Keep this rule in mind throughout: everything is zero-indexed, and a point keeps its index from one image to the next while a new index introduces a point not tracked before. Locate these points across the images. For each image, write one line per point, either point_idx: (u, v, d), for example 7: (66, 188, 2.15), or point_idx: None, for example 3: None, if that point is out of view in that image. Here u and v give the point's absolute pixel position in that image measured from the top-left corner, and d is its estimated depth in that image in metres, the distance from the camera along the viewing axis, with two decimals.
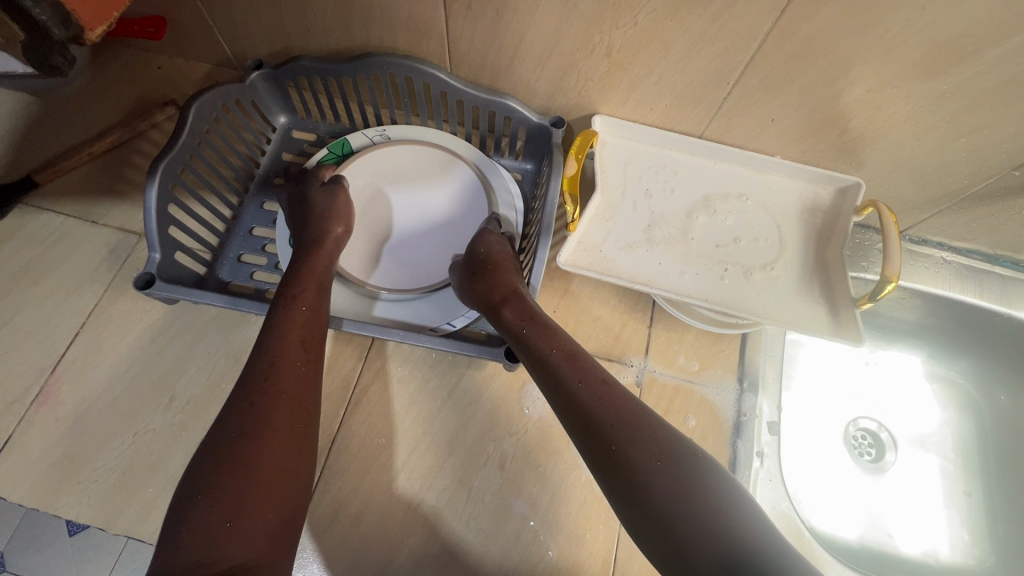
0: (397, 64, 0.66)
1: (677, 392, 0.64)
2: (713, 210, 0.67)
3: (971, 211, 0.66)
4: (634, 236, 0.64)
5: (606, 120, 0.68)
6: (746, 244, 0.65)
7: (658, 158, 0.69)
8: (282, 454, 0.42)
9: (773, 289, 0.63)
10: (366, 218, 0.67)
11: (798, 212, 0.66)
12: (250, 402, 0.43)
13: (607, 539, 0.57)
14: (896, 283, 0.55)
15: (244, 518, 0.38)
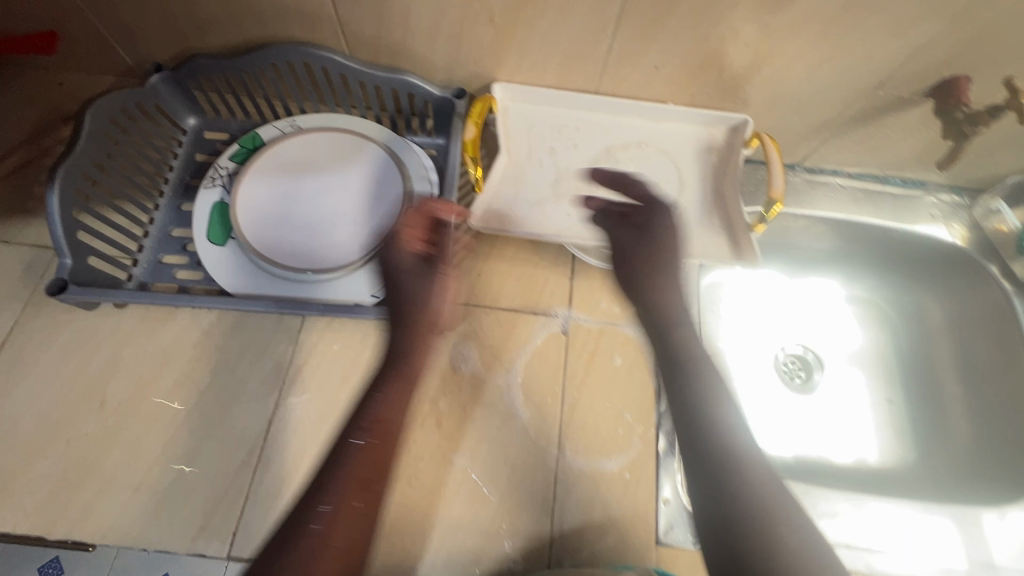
0: (292, 51, 0.67)
1: (601, 334, 0.68)
2: (615, 160, 0.71)
3: (848, 134, 0.72)
4: (541, 193, 0.69)
5: (505, 86, 0.70)
6: (648, 188, 0.69)
7: (562, 117, 0.72)
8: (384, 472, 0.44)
9: (675, 226, 0.68)
10: (280, 206, 0.68)
11: (693, 154, 0.71)
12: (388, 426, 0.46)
13: (544, 480, 0.60)
14: (779, 203, 0.61)
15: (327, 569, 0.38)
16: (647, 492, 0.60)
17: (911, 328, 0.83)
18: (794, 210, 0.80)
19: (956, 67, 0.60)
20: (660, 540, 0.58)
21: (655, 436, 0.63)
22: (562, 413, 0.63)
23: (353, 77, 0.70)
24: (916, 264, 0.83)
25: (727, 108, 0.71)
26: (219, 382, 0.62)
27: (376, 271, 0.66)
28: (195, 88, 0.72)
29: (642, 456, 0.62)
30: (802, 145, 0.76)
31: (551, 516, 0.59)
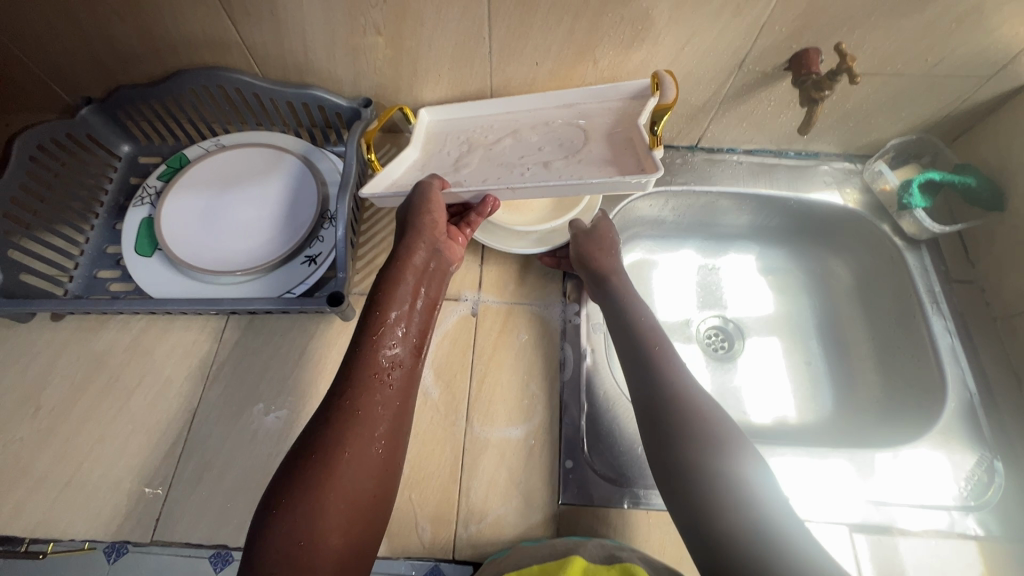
0: (204, 76, 0.73)
1: (508, 314, 0.72)
2: (522, 137, 0.72)
3: (731, 110, 0.77)
4: (442, 170, 0.70)
5: (429, 110, 0.77)
6: (552, 150, 0.69)
7: (480, 121, 0.77)
8: (371, 472, 0.47)
9: (573, 167, 0.64)
10: (210, 218, 0.74)
11: (601, 120, 0.71)
12: (354, 418, 0.48)
13: (451, 451, 0.63)
14: (671, 106, 0.59)
15: (315, 540, 0.42)
16: (550, 455, 0.63)
17: (820, 292, 0.87)
18: (697, 186, 0.84)
19: (803, 41, 0.65)
20: (562, 498, 0.61)
21: (559, 403, 0.66)
22: (471, 388, 0.67)
23: (266, 95, 0.76)
24: (819, 231, 0.87)
25: None
26: (148, 382, 0.67)
27: (291, 270, 0.71)
28: (126, 118, 0.79)
29: (545, 423, 0.65)
30: (692, 126, 0.81)
31: (459, 484, 0.62)
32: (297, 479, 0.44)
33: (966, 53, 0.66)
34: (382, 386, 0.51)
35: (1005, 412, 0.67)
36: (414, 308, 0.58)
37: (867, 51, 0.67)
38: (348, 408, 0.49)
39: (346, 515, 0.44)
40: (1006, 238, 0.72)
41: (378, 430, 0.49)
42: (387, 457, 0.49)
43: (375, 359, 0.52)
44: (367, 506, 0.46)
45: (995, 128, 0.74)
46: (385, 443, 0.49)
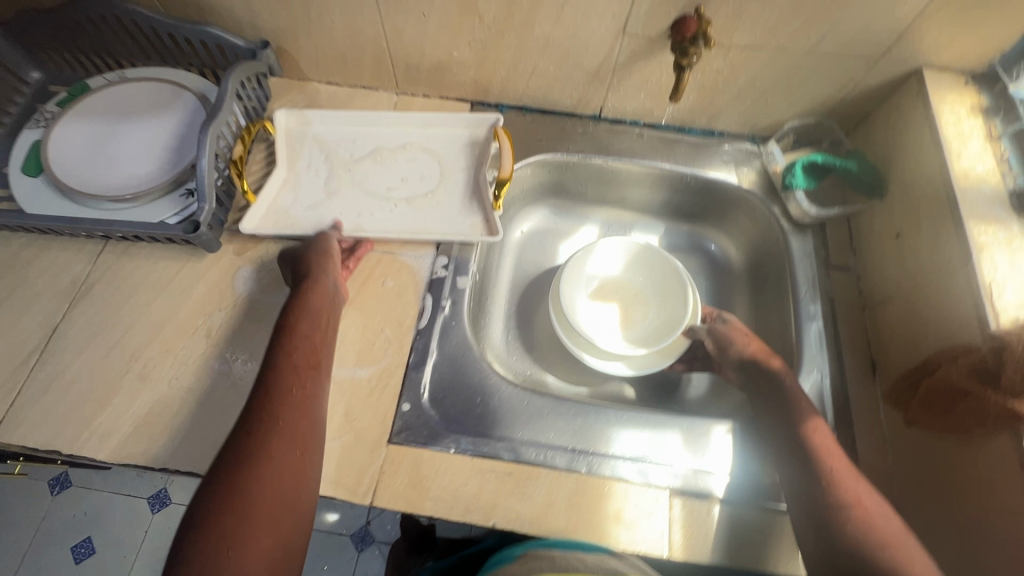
0: (102, 5, 0.74)
1: (378, 260, 0.73)
2: (386, 160, 0.79)
3: (628, 79, 0.77)
4: (316, 196, 0.76)
5: (286, 112, 0.79)
6: (413, 182, 0.78)
7: (343, 131, 0.81)
8: (275, 487, 0.49)
9: (436, 208, 0.76)
10: (101, 146, 0.75)
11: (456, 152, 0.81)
12: (264, 427, 0.52)
13: None
14: (507, 180, 0.74)
15: (241, 543, 0.45)
16: (391, 398, 0.64)
17: (718, 275, 0.87)
18: (594, 156, 0.84)
19: (681, 6, 0.65)
20: (393, 436, 0.62)
21: (410, 351, 0.67)
22: None
23: (164, 30, 0.78)
24: (720, 213, 0.86)
25: (506, 55, 0.76)
26: (16, 297, 0.69)
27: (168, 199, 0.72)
28: (32, 43, 0.80)
29: (392, 366, 0.66)
30: (591, 93, 0.81)
31: None
32: (210, 507, 0.47)
33: (847, 30, 0.65)
34: (281, 406, 0.54)
35: (856, 398, 0.66)
36: (319, 329, 0.62)
37: (747, 22, 0.66)
38: (253, 432, 0.52)
39: (269, 520, 0.47)
40: (883, 224, 0.71)
41: (290, 436, 0.53)
42: (297, 474, 0.51)
43: (275, 382, 0.56)
44: (287, 514, 0.49)
45: (888, 114, 0.73)
46: (292, 462, 0.51)
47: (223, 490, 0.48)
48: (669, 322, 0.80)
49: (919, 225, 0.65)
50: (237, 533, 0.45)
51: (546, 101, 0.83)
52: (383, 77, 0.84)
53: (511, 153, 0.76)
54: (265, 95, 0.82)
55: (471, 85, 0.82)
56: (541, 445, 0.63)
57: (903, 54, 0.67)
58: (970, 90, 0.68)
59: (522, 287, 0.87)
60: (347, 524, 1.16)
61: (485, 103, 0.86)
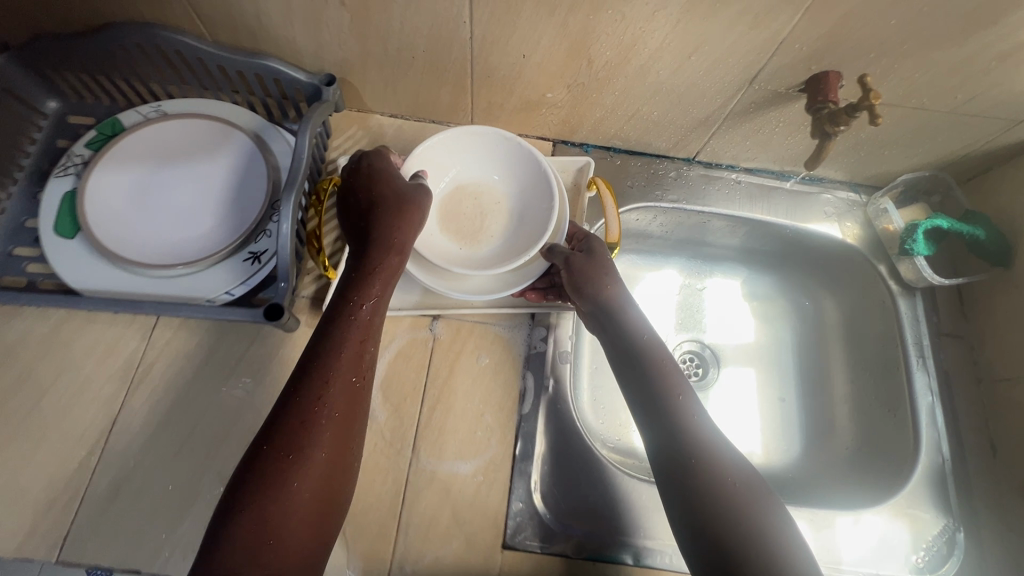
0: (139, 33, 0.63)
1: (470, 333, 0.66)
2: (462, 203, 0.71)
3: (738, 128, 0.70)
4: None
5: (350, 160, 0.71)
6: (495, 221, 0.70)
7: (445, 168, 0.70)
8: (309, 511, 0.44)
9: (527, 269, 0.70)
10: (145, 199, 0.66)
11: (495, 177, 0.71)
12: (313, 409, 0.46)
13: (393, 485, 0.59)
14: (615, 245, 0.68)
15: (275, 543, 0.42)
16: (499, 494, 0.59)
17: (809, 331, 0.82)
18: (688, 205, 0.77)
19: (824, 63, 0.58)
20: (507, 541, 0.58)
21: (514, 438, 0.62)
22: (422, 413, 0.62)
23: (213, 61, 0.67)
24: (811, 263, 0.81)
25: (606, 99, 0.68)
26: (65, 381, 0.60)
27: (231, 267, 0.63)
28: (50, 70, 0.68)
29: (497, 458, 0.61)
30: (691, 138, 0.73)
31: (397, 520, 0.58)
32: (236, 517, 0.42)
33: (1001, 93, 0.59)
34: (326, 422, 0.47)
35: (975, 481, 0.64)
36: (370, 322, 0.53)
37: (894, 81, 0.59)
38: (294, 450, 0.45)
39: (304, 516, 0.44)
40: (1011, 297, 0.67)
41: (337, 425, 0.47)
42: (330, 497, 0.46)
43: (322, 385, 0.47)
44: (324, 498, 0.45)
45: (1016, 175, 0.68)
46: (327, 487, 0.46)
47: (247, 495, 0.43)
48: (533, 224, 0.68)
49: None
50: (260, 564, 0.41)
51: (637, 143, 0.76)
52: (459, 114, 0.75)
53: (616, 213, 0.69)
54: (325, 131, 0.72)
55: (558, 126, 0.74)
56: (664, 545, 0.59)
57: None
58: None
59: None
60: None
61: (568, 142, 0.78)
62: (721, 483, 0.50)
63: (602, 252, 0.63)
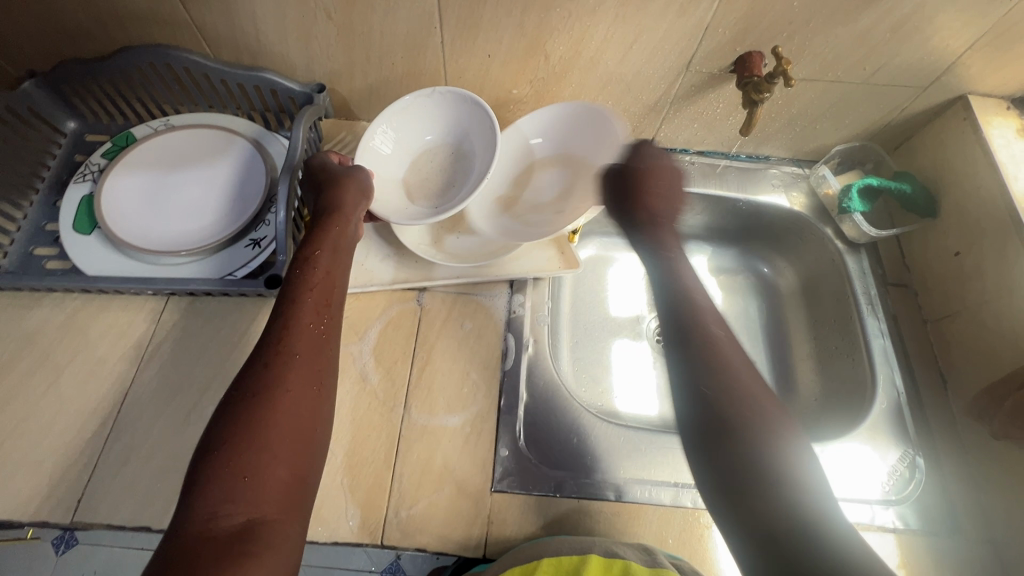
0: (151, 53, 0.72)
1: (455, 303, 0.72)
2: (417, 167, 0.77)
3: (685, 111, 0.79)
4: (388, 246, 0.75)
5: None
6: (447, 173, 0.77)
7: (386, 142, 0.75)
8: (283, 442, 0.48)
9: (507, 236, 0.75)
10: (155, 199, 0.73)
11: (428, 139, 0.78)
12: (280, 355, 0.52)
13: (387, 439, 0.63)
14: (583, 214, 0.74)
15: (258, 472, 0.45)
16: (486, 440, 0.64)
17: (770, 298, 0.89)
18: None
19: (747, 44, 0.67)
20: (495, 485, 0.61)
21: (497, 392, 0.67)
22: (411, 375, 0.67)
23: (217, 77, 0.76)
24: (769, 235, 0.89)
25: (566, 91, 0.77)
26: (79, 362, 0.65)
27: (234, 251, 0.70)
28: (71, 93, 0.77)
29: (483, 411, 0.65)
30: (646, 124, 0.82)
31: (391, 471, 0.61)
32: (208, 460, 0.45)
33: (903, 61, 0.68)
34: (290, 361, 0.52)
35: (930, 410, 0.69)
36: (315, 272, 0.59)
37: (809, 57, 0.68)
38: (260, 389, 0.50)
39: (284, 448, 0.48)
40: (940, 244, 0.73)
41: (303, 370, 0.52)
42: (303, 431, 0.50)
43: (285, 331, 0.54)
44: (299, 433, 0.49)
45: (933, 138, 0.76)
46: (297, 423, 0.50)
47: (218, 438, 0.47)
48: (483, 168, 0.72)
49: (979, 245, 0.68)
50: (238, 498, 0.44)
51: None
52: None
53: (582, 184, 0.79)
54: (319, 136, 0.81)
55: None
56: (642, 481, 0.63)
57: (952, 82, 0.71)
58: (1015, 114, 0.71)
59: (584, 316, 0.87)
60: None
61: None
62: (750, 396, 0.50)
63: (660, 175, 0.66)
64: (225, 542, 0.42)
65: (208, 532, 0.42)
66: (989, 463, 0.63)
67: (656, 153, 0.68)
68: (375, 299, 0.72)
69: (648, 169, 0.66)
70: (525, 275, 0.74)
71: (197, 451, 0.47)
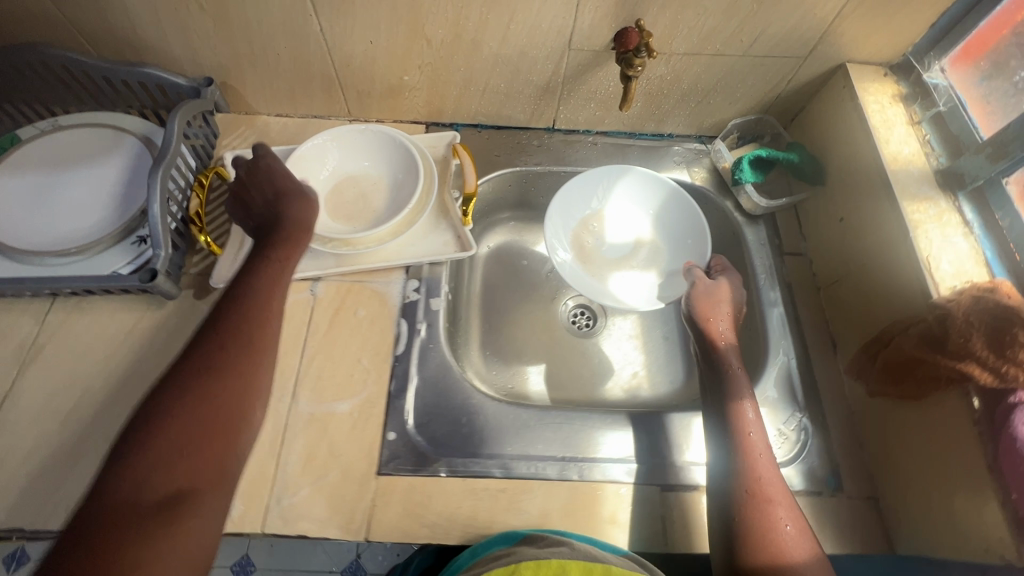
0: (27, 52, 0.71)
1: (349, 291, 0.72)
2: (346, 189, 0.76)
3: (578, 91, 0.79)
4: None
5: (234, 153, 0.78)
6: (360, 182, 0.77)
7: (322, 162, 0.75)
8: (222, 421, 0.48)
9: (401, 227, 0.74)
10: (39, 200, 0.72)
11: (365, 165, 0.77)
12: (234, 333, 0.53)
13: (273, 428, 0.63)
14: (473, 196, 0.74)
15: (194, 447, 0.46)
16: (374, 424, 0.64)
17: None
18: (553, 167, 0.86)
19: (620, 20, 0.68)
20: (383, 467, 0.61)
21: (388, 377, 0.67)
22: (301, 364, 0.67)
23: (101, 74, 0.74)
24: None
25: (457, 76, 0.77)
26: None
27: (119, 248, 0.69)
28: None
29: (373, 396, 0.65)
30: (543, 106, 0.82)
31: (276, 460, 0.61)
32: (145, 430, 0.46)
33: (777, 32, 0.69)
34: (243, 343, 0.53)
35: (818, 374, 0.70)
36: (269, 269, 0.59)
37: (684, 30, 0.69)
38: (211, 366, 0.50)
39: (220, 424, 0.48)
40: (828, 210, 0.75)
41: (253, 353, 0.53)
42: (243, 412, 0.50)
43: (241, 314, 0.54)
44: (238, 411, 0.50)
45: (819, 107, 0.78)
46: (239, 402, 0.50)
47: (145, 414, 0.47)
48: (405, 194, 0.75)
49: (857, 208, 0.69)
50: (170, 472, 0.44)
51: (499, 117, 0.85)
52: (335, 106, 0.83)
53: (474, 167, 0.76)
54: (211, 132, 0.80)
55: (425, 108, 0.83)
56: (529, 457, 0.63)
57: (828, 50, 0.72)
58: (891, 81, 0.73)
59: (496, 301, 0.87)
60: (335, 561, 1.06)
61: (440, 124, 0.87)
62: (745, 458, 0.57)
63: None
64: (146, 514, 0.42)
65: (134, 502, 0.42)
66: (870, 421, 0.64)
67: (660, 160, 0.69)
68: None
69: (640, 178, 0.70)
70: (419, 261, 0.74)
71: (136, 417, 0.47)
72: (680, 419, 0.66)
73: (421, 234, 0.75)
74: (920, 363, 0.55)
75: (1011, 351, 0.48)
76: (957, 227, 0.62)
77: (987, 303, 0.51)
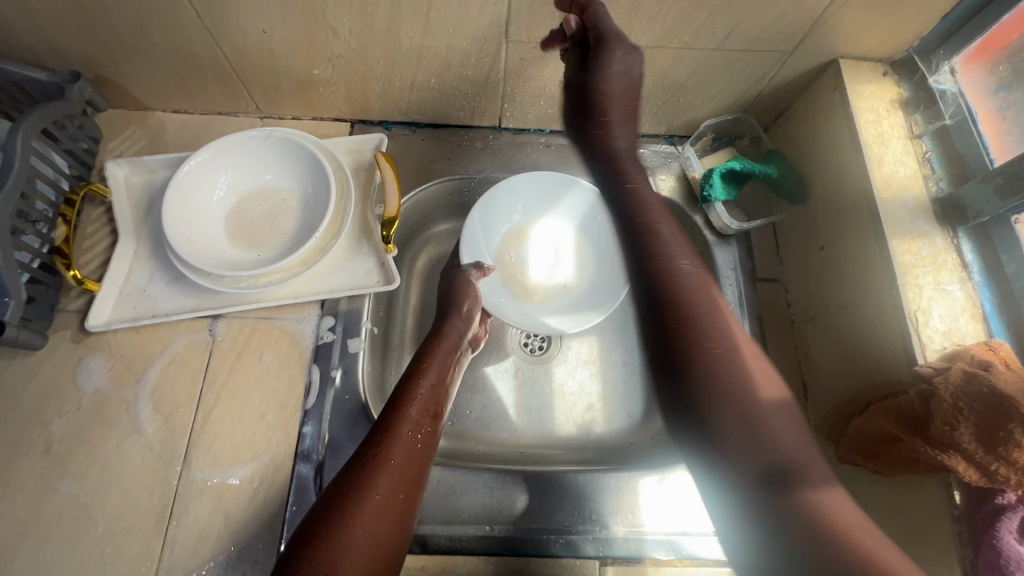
0: None
1: (254, 330, 0.63)
2: (247, 208, 0.65)
3: (526, 89, 0.67)
4: (175, 268, 0.63)
5: (116, 163, 0.66)
6: (264, 198, 0.65)
7: (214, 177, 0.64)
8: (373, 532, 0.42)
9: (312, 252, 0.63)
10: None
11: (269, 179, 0.66)
12: (390, 434, 0.48)
13: (160, 498, 0.55)
14: (394, 220, 0.63)
15: (340, 556, 0.40)
16: (277, 493, 0.56)
17: None
18: (498, 175, 0.74)
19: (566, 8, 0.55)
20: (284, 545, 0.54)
21: (296, 435, 0.58)
22: (195, 422, 0.58)
23: None
24: None
25: (377, 70, 0.64)
26: None
27: None
28: None
29: (277, 459, 0.57)
30: (485, 103, 0.70)
31: (163, 537, 0.54)
32: (303, 549, 0.40)
33: (759, 24, 0.57)
34: (392, 447, 0.47)
35: None
36: (475, 316, 0.62)
37: (643, 20, 0.56)
38: (352, 480, 0.45)
39: (373, 533, 0.42)
40: (807, 234, 0.65)
41: (403, 458, 0.47)
42: (395, 523, 0.44)
43: (390, 428, 0.49)
44: (390, 519, 0.44)
45: (806, 110, 0.66)
46: (393, 512, 0.45)
47: (383, 426, 0.49)
48: (316, 211, 0.64)
49: (839, 238, 0.60)
50: None
51: (435, 115, 0.72)
52: (239, 102, 0.70)
53: (396, 184, 0.65)
54: (90, 136, 0.67)
55: (346, 105, 0.70)
56: (453, 527, 0.57)
57: (819, 44, 0.59)
58: (891, 82, 0.61)
59: None
60: None
61: (367, 121, 0.74)
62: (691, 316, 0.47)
63: (610, 84, 0.54)
64: None
65: None
66: None
67: (613, 69, 0.54)
68: (158, 331, 0.62)
69: (595, 94, 0.55)
70: (335, 294, 0.63)
71: (299, 530, 0.42)
72: (632, 479, 0.60)
73: (339, 262, 0.65)
74: (895, 443, 0.47)
75: (1004, 449, 0.41)
76: (953, 272, 0.52)
77: (980, 387, 0.43)
